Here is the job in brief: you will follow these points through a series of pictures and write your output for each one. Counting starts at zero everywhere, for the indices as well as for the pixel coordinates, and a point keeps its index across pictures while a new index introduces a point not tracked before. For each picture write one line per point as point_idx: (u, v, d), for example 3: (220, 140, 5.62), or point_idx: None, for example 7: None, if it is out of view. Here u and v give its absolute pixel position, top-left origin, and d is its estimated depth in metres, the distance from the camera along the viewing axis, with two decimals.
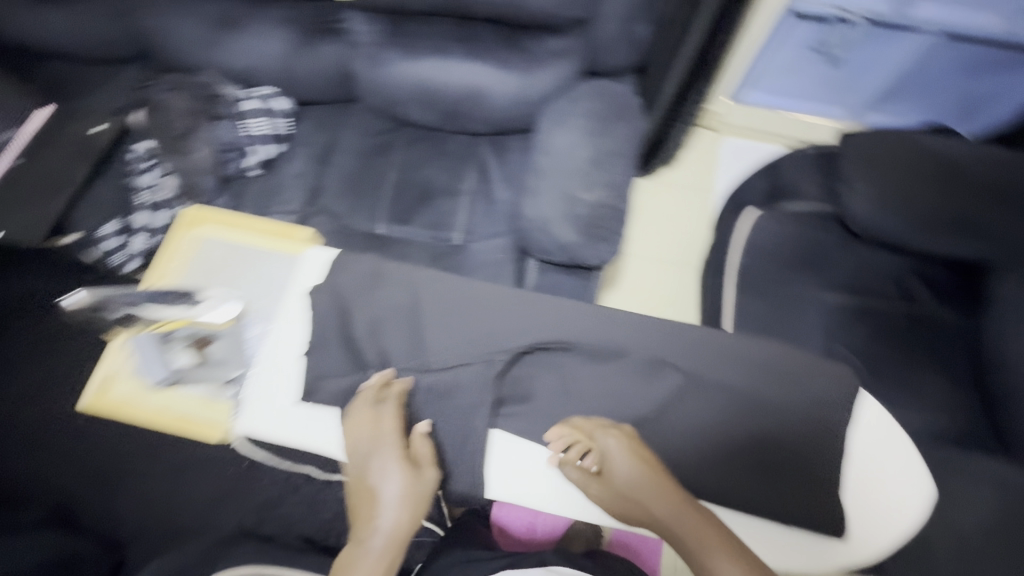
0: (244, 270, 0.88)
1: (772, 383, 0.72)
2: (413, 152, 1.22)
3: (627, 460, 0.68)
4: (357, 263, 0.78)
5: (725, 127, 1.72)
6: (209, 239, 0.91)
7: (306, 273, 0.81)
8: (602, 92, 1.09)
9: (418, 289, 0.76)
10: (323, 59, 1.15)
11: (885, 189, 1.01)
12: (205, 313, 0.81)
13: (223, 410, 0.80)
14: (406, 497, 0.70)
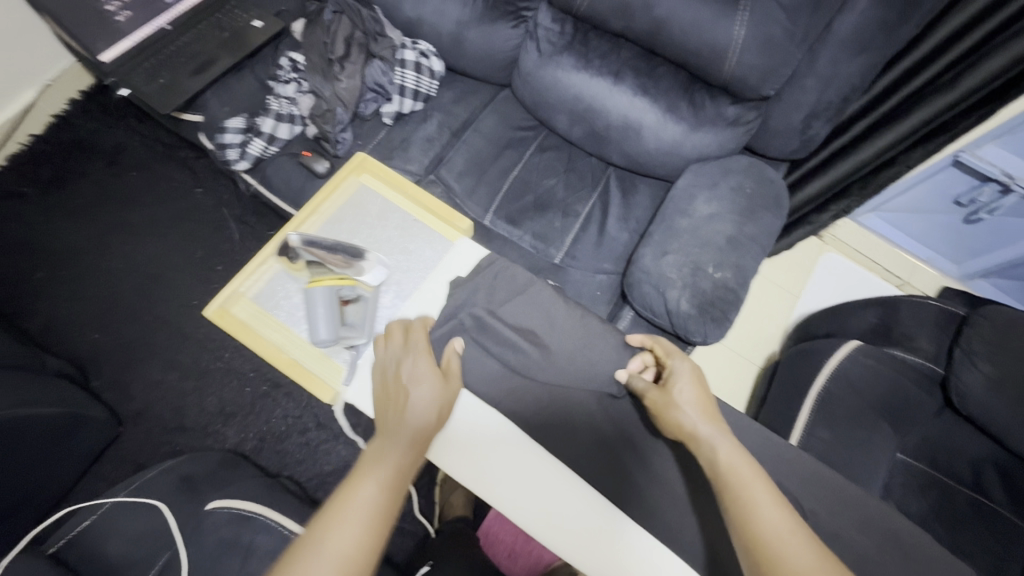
0: (391, 236, 0.91)
1: (867, 546, 0.70)
2: (543, 158, 1.20)
3: (689, 381, 0.69)
4: (514, 277, 0.84)
5: (832, 240, 1.68)
6: (369, 192, 0.95)
7: (456, 266, 0.88)
8: (767, 182, 1.05)
9: (565, 325, 0.81)
10: (494, 39, 1.13)
11: (1005, 376, 0.95)
12: (367, 273, 0.84)
13: (333, 371, 0.82)
14: (438, 405, 0.67)
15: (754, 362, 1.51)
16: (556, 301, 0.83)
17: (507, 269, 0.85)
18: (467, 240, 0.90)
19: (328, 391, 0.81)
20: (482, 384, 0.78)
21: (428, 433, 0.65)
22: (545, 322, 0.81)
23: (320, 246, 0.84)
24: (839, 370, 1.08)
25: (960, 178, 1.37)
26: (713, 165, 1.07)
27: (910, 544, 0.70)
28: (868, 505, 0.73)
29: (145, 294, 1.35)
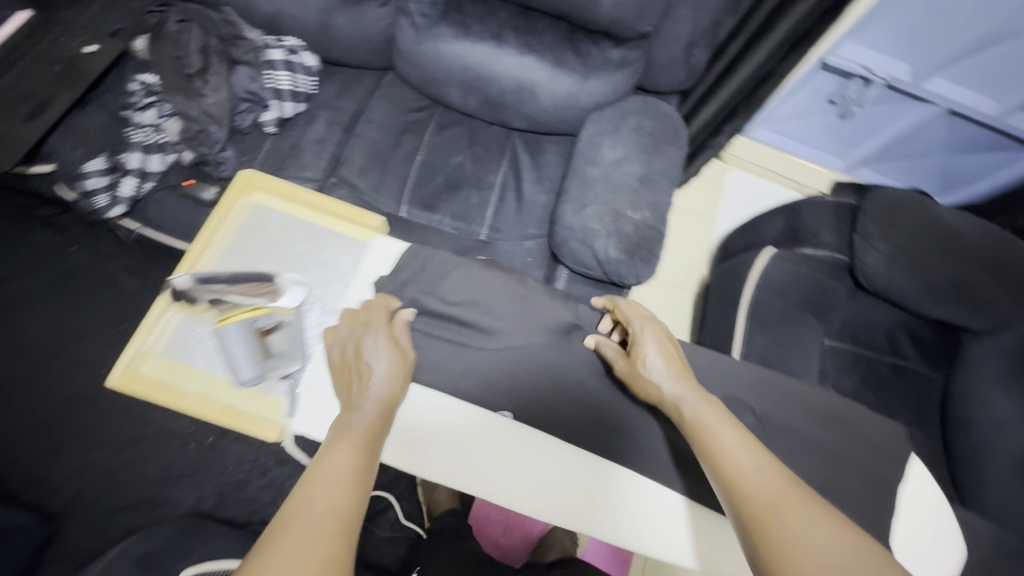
0: (302, 251, 0.86)
1: (812, 425, 0.77)
2: (447, 137, 1.17)
3: (652, 341, 0.74)
4: (442, 263, 0.83)
5: (731, 158, 1.80)
6: (265, 210, 0.88)
7: (377, 264, 0.85)
8: (662, 116, 1.08)
9: (499, 300, 0.81)
10: (365, 21, 1.06)
11: (897, 249, 1.06)
12: (281, 297, 0.78)
13: (273, 407, 0.75)
14: (398, 373, 0.69)
15: (688, 289, 1.59)
16: (485, 278, 0.83)
17: (428, 254, 0.83)
18: (383, 236, 0.87)
19: (270, 428, 0.74)
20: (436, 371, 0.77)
21: (393, 401, 0.67)
22: (478, 299, 0.81)
23: (219, 281, 0.78)
24: (762, 278, 1.16)
25: (829, 80, 1.49)
26: (610, 109, 1.08)
27: (847, 416, 0.78)
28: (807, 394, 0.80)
29: (42, 376, 1.20)
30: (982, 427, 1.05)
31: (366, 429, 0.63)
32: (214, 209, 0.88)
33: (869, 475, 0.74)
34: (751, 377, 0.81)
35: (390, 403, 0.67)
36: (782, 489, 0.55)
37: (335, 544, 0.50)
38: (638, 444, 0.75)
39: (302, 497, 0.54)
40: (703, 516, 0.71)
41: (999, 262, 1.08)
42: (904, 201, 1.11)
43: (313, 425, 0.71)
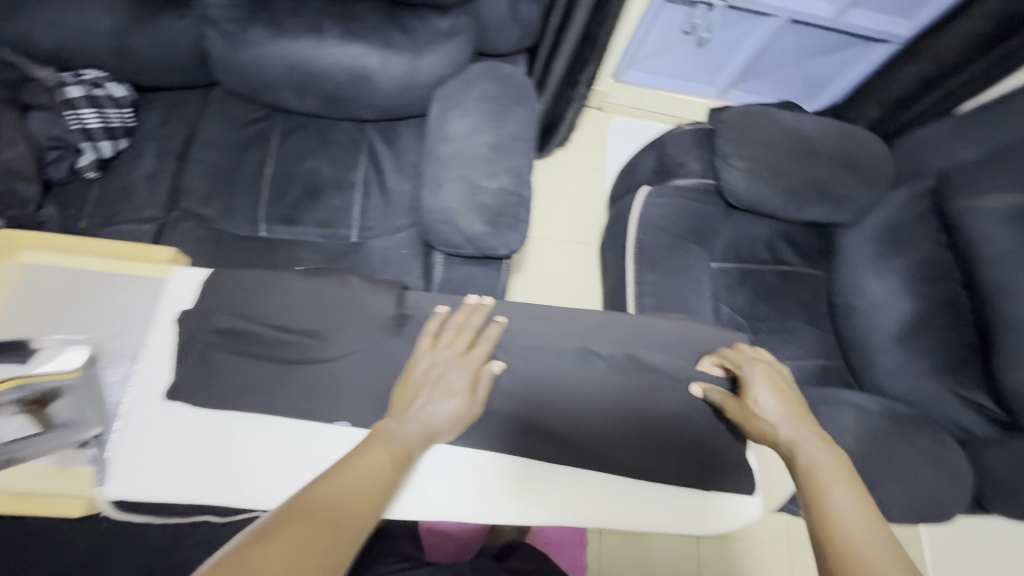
0: (80, 303, 0.74)
1: (671, 355, 0.79)
2: (294, 143, 1.10)
3: (768, 387, 0.72)
4: (250, 281, 0.73)
5: (611, 107, 1.78)
6: (32, 267, 0.75)
7: (179, 300, 0.73)
8: (506, 78, 1.05)
9: (324, 305, 0.73)
10: (166, 37, 0.97)
11: (756, 162, 1.10)
12: (42, 363, 0.63)
13: (81, 478, 0.66)
14: (454, 421, 0.66)
15: (591, 244, 1.60)
16: (310, 284, 0.73)
17: (235, 274, 0.73)
18: (176, 267, 0.75)
19: (74, 503, 0.65)
20: (254, 399, 0.67)
21: (435, 433, 0.65)
22: (299, 310, 0.72)
23: None
24: (643, 218, 1.17)
25: (677, 11, 1.51)
26: (453, 81, 1.04)
27: (694, 338, 0.80)
28: (654, 328, 0.81)
29: None
30: (867, 313, 1.10)
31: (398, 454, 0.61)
32: None
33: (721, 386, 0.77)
34: (618, 319, 0.81)
35: (438, 434, 0.65)
36: (866, 521, 0.55)
37: (334, 538, 0.48)
38: (505, 419, 0.73)
39: (328, 490, 0.52)
40: (544, 470, 0.72)
41: (851, 155, 1.13)
42: (753, 116, 1.14)
43: (123, 491, 0.62)
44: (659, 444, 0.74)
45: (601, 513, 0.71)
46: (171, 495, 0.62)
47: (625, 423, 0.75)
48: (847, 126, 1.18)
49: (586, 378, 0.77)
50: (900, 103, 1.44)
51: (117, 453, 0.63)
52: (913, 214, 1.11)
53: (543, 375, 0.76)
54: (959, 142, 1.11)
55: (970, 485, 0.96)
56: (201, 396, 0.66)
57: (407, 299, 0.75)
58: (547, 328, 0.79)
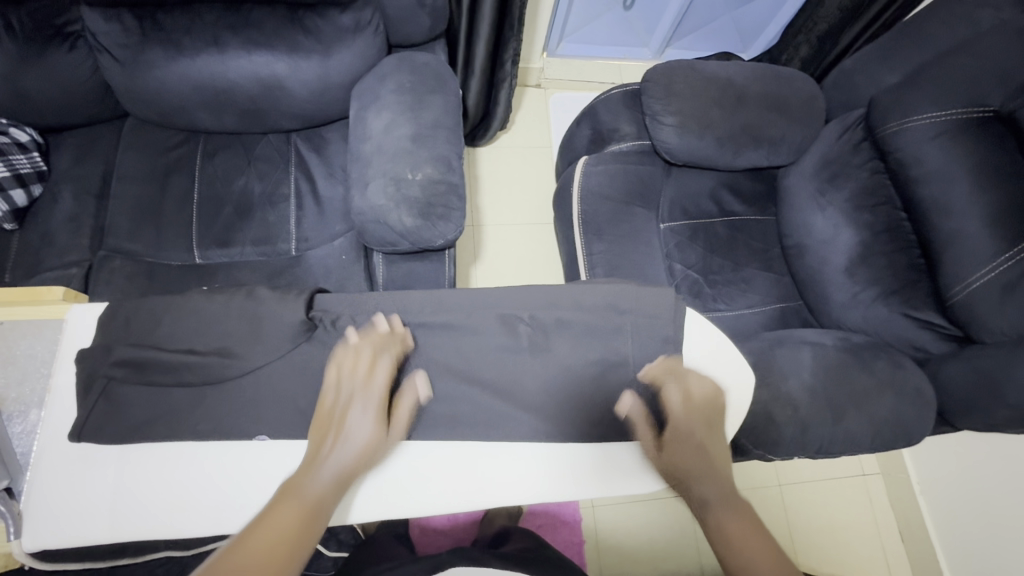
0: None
1: (601, 315, 0.74)
2: (216, 164, 1.07)
3: (696, 430, 0.67)
4: (152, 308, 0.70)
5: (549, 83, 1.75)
6: None
7: (81, 339, 0.70)
8: (421, 67, 1.03)
9: (229, 320, 0.69)
10: (59, 73, 0.94)
11: (684, 117, 1.09)
12: None
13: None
14: (367, 450, 0.62)
15: (547, 223, 1.59)
16: (217, 301, 0.70)
17: (134, 304, 0.70)
18: (76, 307, 0.71)
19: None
20: (168, 428, 0.67)
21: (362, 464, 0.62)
22: (205, 330, 0.69)
23: None
24: (585, 188, 1.15)
25: None
26: (368, 78, 1.02)
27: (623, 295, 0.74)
28: (582, 287, 0.75)
29: None
30: (815, 250, 1.10)
31: (318, 507, 0.58)
32: None
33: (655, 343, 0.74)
34: (546, 294, 0.74)
35: (356, 469, 0.62)
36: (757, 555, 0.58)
37: None
38: (432, 411, 0.72)
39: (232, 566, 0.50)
40: (481, 448, 0.72)
41: (779, 97, 1.14)
42: (676, 70, 1.13)
43: (41, 538, 0.62)
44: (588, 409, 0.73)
45: (532, 487, 0.71)
46: (89, 536, 0.62)
47: (555, 395, 0.73)
48: (771, 68, 1.17)
49: (512, 353, 0.73)
50: (830, 38, 1.43)
51: (29, 504, 0.63)
52: (850, 142, 1.09)
53: (465, 357, 0.73)
54: (884, 67, 1.11)
55: (934, 404, 0.97)
56: (109, 434, 0.65)
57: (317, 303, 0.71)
58: (466, 306, 0.74)
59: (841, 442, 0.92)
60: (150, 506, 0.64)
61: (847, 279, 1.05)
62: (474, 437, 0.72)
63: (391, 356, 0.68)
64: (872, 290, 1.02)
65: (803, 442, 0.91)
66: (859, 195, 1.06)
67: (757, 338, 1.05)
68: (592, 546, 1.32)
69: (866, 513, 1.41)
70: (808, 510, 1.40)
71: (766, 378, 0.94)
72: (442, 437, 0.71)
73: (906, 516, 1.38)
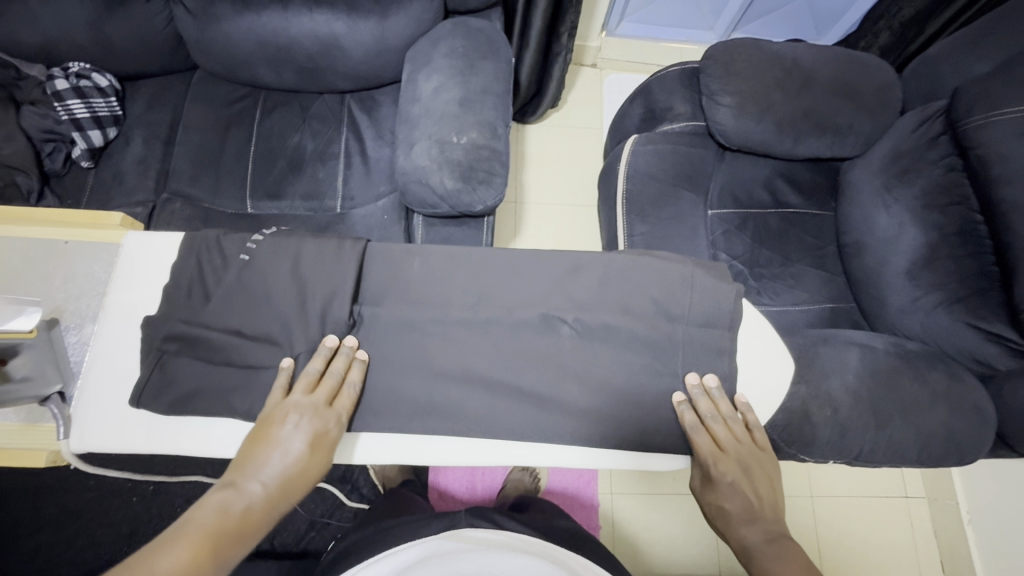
0: (47, 268, 0.78)
1: (643, 291, 0.73)
2: (273, 119, 1.11)
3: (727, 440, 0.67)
4: (203, 253, 0.72)
5: (605, 63, 1.72)
6: (5, 240, 0.78)
7: (142, 266, 0.74)
8: (476, 33, 1.02)
9: (278, 265, 0.72)
10: (139, 22, 1.00)
11: (743, 98, 1.04)
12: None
13: (47, 432, 0.71)
14: (301, 474, 0.61)
15: (591, 205, 1.57)
16: (266, 245, 0.72)
17: (197, 261, 0.72)
18: (132, 237, 0.75)
19: (40, 455, 0.70)
20: (217, 398, 0.68)
21: (297, 477, 0.61)
22: (251, 271, 0.71)
23: None
24: (632, 168, 1.12)
25: None
26: (422, 41, 1.03)
27: (668, 275, 0.73)
28: (630, 263, 0.73)
29: None
30: (875, 249, 1.03)
31: (236, 527, 0.54)
32: None
33: (695, 331, 0.72)
34: (587, 265, 0.74)
35: (288, 488, 0.60)
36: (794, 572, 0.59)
37: None
38: (450, 371, 0.71)
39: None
40: (497, 416, 0.70)
41: (851, 84, 1.06)
42: (740, 49, 1.08)
43: (89, 443, 0.67)
44: (631, 417, 0.71)
45: (547, 454, 0.70)
46: (132, 447, 0.67)
47: (598, 393, 0.71)
48: (845, 51, 1.10)
49: (541, 320, 0.73)
50: (916, 25, 1.33)
51: (80, 405, 0.68)
52: (926, 136, 1.01)
53: (489, 318, 0.72)
54: (974, 55, 1.02)
55: (994, 424, 0.89)
56: (169, 403, 0.67)
57: (368, 262, 0.74)
58: (502, 271, 0.74)
59: (881, 450, 0.87)
60: (194, 428, 0.69)
61: (906, 281, 0.98)
62: (493, 403, 0.70)
63: (353, 385, 0.69)
64: (936, 295, 0.95)
65: (840, 446, 0.86)
66: (932, 193, 0.97)
67: (801, 335, 0.99)
68: (607, 533, 1.30)
69: (904, 536, 1.33)
70: (839, 525, 1.33)
71: (807, 375, 0.89)
72: (460, 404, 0.70)
73: (951, 545, 1.29)
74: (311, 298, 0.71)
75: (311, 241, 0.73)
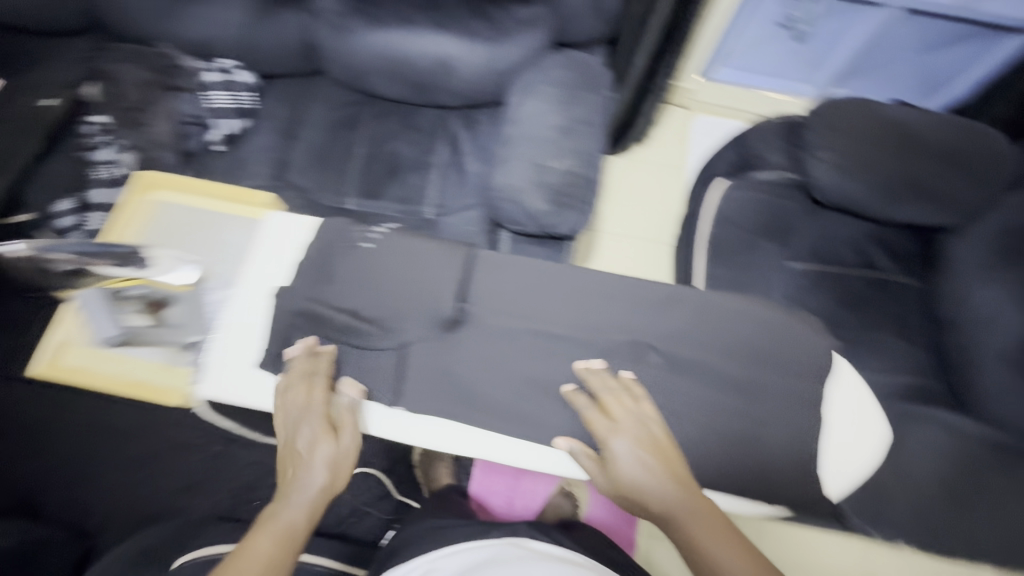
0: (202, 234, 0.90)
1: (734, 332, 0.74)
2: (383, 126, 1.20)
3: (621, 436, 0.65)
4: (333, 239, 0.78)
5: (696, 105, 1.73)
6: (168, 205, 0.93)
7: (280, 241, 0.81)
8: (583, 66, 1.07)
9: (396, 258, 0.78)
10: (284, 30, 1.12)
11: (843, 155, 1.03)
12: (161, 273, 0.81)
13: (183, 375, 0.82)
14: (328, 487, 0.64)
15: (667, 243, 1.57)
16: (388, 241, 0.79)
17: (328, 245, 0.78)
18: (277, 215, 0.82)
19: (176, 394, 0.81)
20: (329, 371, 0.73)
21: (327, 488, 0.64)
22: (370, 261, 0.77)
23: (92, 252, 0.80)
24: (717, 212, 1.13)
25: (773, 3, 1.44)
26: (531, 69, 1.09)
27: (760, 319, 0.75)
28: (722, 304, 0.75)
29: (62, 411, 1.28)
30: (973, 328, 0.97)
31: (281, 546, 0.60)
32: (121, 207, 0.93)
33: (786, 380, 0.72)
34: (680, 301, 0.76)
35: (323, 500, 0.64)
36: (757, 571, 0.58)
37: None
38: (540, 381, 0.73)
39: None
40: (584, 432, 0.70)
41: (964, 154, 1.03)
42: (844, 106, 1.08)
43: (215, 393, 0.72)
44: (722, 457, 0.69)
45: None
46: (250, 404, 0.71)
47: (686, 427, 0.70)
48: (959, 119, 1.07)
49: (631, 346, 0.74)
50: None
51: (209, 358, 0.74)
52: None
53: (580, 336, 0.75)
54: None
55: None
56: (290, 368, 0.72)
57: (472, 269, 0.78)
58: (599, 294, 0.76)
59: None
60: None
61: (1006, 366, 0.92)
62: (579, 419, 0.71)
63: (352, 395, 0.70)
64: None
65: None
66: None
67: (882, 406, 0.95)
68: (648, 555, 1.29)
69: None
70: None
71: None
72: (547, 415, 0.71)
73: None
74: (422, 293, 0.75)
75: (425, 242, 0.79)
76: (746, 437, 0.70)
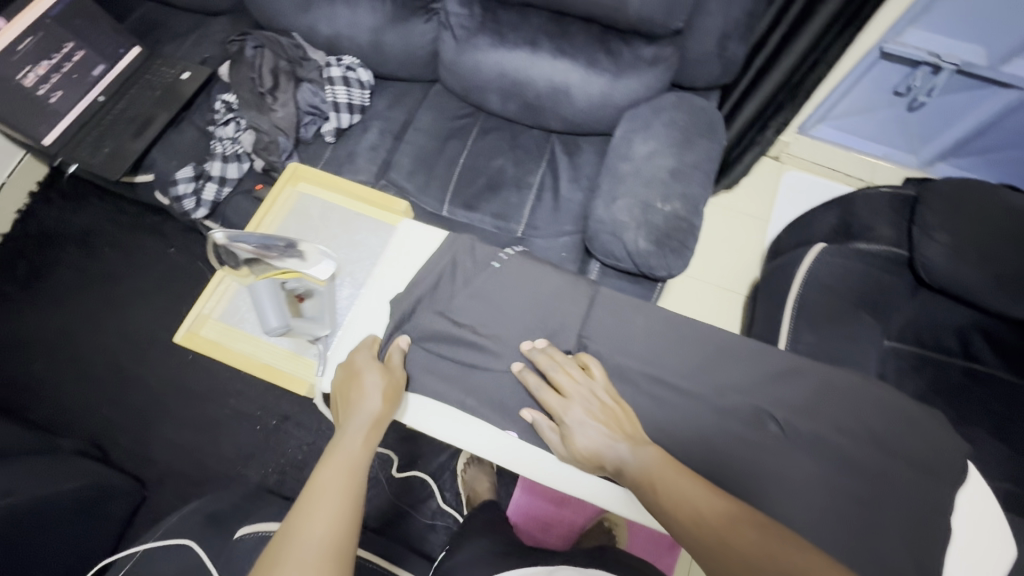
0: (337, 230, 0.95)
1: (853, 415, 0.72)
2: (486, 139, 1.23)
3: (575, 404, 0.68)
4: (463, 255, 0.82)
5: (789, 158, 1.70)
6: (308, 199, 0.99)
7: (408, 249, 0.84)
8: (699, 112, 1.07)
9: (518, 282, 0.80)
10: (411, 37, 1.16)
11: (959, 240, 0.99)
12: (311, 266, 0.80)
13: (307, 366, 0.86)
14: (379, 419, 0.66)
15: (742, 293, 1.53)
16: (514, 265, 0.81)
17: (456, 258, 0.81)
18: (412, 224, 0.86)
19: (302, 384, 0.86)
20: (438, 382, 0.75)
21: (380, 420, 0.67)
22: (493, 280, 0.80)
23: (251, 241, 0.77)
24: (811, 274, 1.10)
25: (893, 69, 1.40)
26: (645, 107, 1.09)
27: (882, 405, 0.73)
28: (844, 383, 0.74)
29: (141, 360, 1.35)
30: None
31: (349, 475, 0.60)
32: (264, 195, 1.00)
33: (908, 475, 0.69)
34: (801, 373, 0.74)
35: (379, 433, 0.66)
36: (746, 531, 0.53)
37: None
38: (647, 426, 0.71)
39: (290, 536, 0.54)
40: None
41: None
42: (967, 190, 1.04)
43: None
44: (838, 545, 0.65)
45: None
46: None
47: (800, 504, 0.66)
48: None
49: (745, 408, 0.72)
50: None
51: (336, 353, 0.79)
52: None
53: (689, 390, 0.73)
54: None
55: None
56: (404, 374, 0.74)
57: (594, 305, 0.79)
58: (716, 351, 0.75)
59: None
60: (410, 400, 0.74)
61: None
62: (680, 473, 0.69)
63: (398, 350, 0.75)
64: None
65: None
66: None
67: None
68: None
69: None
70: None
71: None
72: None
73: None
74: (540, 320, 0.78)
75: (550, 272, 0.81)
76: (868, 527, 0.66)
